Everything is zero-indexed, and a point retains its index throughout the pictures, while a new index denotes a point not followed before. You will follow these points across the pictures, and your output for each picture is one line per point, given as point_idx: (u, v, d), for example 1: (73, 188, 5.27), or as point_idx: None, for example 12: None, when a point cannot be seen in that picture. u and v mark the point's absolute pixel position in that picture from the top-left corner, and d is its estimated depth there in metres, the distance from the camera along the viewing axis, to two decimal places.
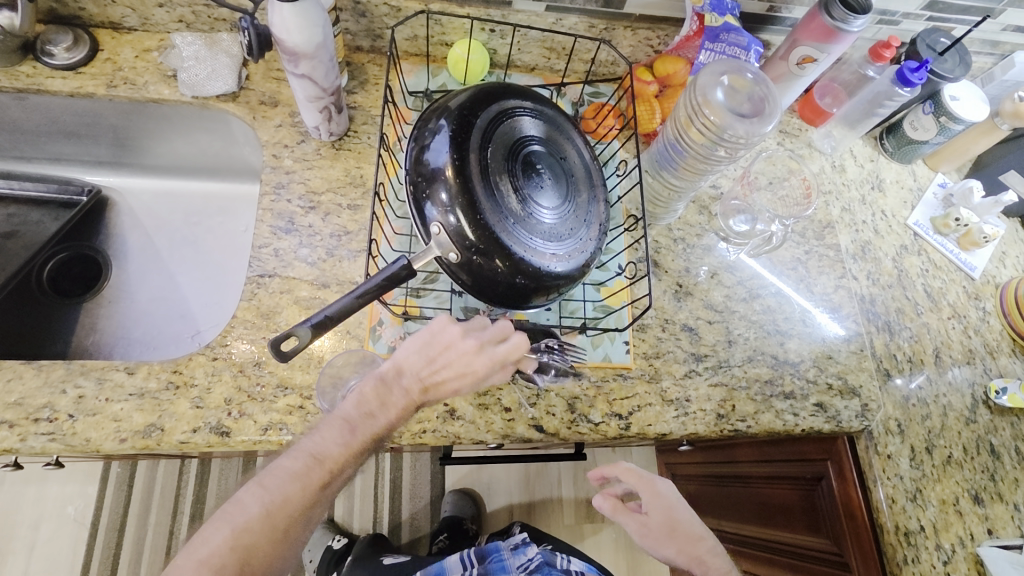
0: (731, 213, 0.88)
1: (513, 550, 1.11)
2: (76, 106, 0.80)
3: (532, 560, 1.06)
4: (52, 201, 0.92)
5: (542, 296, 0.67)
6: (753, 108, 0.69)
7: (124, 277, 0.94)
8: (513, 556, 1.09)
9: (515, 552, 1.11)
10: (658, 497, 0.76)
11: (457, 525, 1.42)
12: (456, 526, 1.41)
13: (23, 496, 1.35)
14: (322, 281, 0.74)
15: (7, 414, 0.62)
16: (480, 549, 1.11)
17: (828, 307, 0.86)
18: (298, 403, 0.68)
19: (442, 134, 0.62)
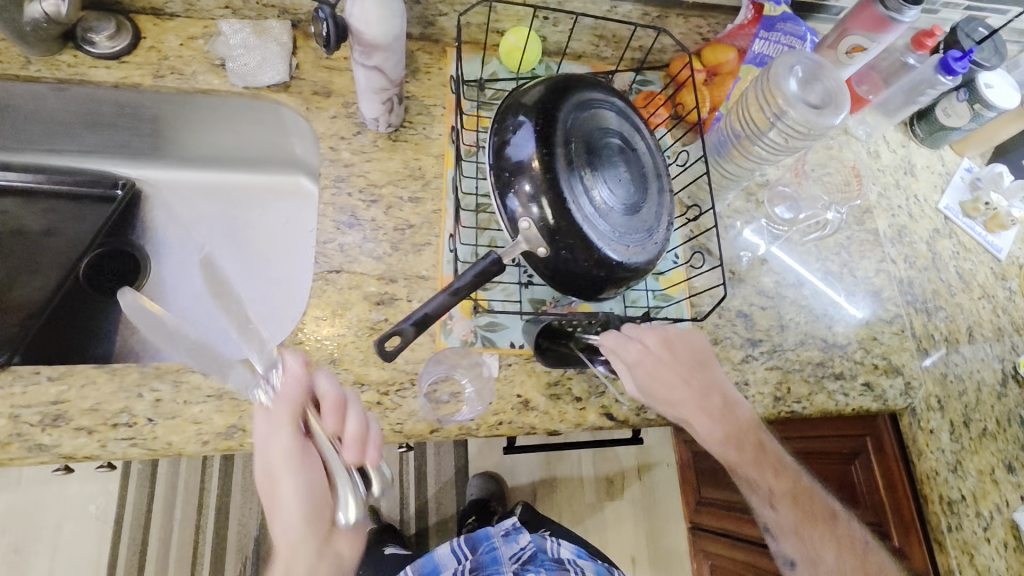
0: (778, 199, 0.90)
1: (505, 537, 1.13)
2: (117, 97, 0.77)
3: (525, 550, 1.11)
4: (86, 195, 0.89)
5: (614, 289, 0.68)
6: (822, 100, 0.70)
7: (162, 272, 0.92)
8: (506, 544, 1.11)
9: (507, 539, 1.13)
10: (729, 406, 0.69)
11: (485, 507, 1.44)
12: (484, 508, 1.44)
13: (43, 495, 1.31)
14: (390, 276, 0.73)
15: (83, 420, 0.60)
16: (472, 539, 1.12)
17: (869, 290, 0.89)
18: (377, 398, 0.68)
19: (525, 128, 0.62)
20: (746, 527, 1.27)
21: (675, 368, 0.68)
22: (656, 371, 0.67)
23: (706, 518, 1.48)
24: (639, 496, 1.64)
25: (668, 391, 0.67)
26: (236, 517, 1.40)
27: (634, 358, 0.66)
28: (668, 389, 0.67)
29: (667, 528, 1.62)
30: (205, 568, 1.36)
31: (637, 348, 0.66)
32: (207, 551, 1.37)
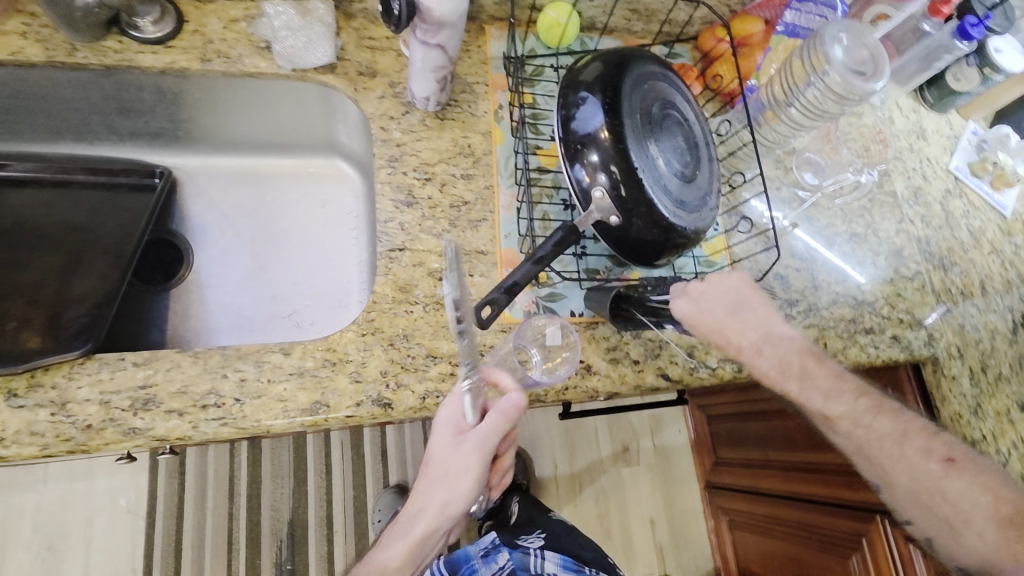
0: (804, 165, 0.94)
1: (484, 556, 1.15)
2: (161, 82, 0.76)
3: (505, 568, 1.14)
4: (121, 183, 0.85)
5: (668, 256, 0.71)
6: (872, 65, 0.73)
7: (203, 260, 0.91)
8: (485, 564, 1.13)
9: (486, 559, 1.15)
10: (810, 355, 0.73)
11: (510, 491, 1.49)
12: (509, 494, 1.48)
13: (71, 493, 1.31)
14: (451, 253, 0.75)
15: (173, 403, 0.61)
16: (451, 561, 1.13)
17: (892, 250, 0.94)
18: (450, 370, 0.70)
19: (592, 100, 0.64)
20: (764, 481, 1.34)
21: (750, 321, 0.72)
22: (707, 313, 0.69)
23: (722, 477, 1.55)
24: (654, 460, 1.70)
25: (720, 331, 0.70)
26: (267, 502, 1.42)
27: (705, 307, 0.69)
28: (725, 332, 0.70)
29: (684, 489, 1.69)
30: (241, 554, 1.38)
31: (706, 296, 0.69)
32: (242, 536, 1.39)
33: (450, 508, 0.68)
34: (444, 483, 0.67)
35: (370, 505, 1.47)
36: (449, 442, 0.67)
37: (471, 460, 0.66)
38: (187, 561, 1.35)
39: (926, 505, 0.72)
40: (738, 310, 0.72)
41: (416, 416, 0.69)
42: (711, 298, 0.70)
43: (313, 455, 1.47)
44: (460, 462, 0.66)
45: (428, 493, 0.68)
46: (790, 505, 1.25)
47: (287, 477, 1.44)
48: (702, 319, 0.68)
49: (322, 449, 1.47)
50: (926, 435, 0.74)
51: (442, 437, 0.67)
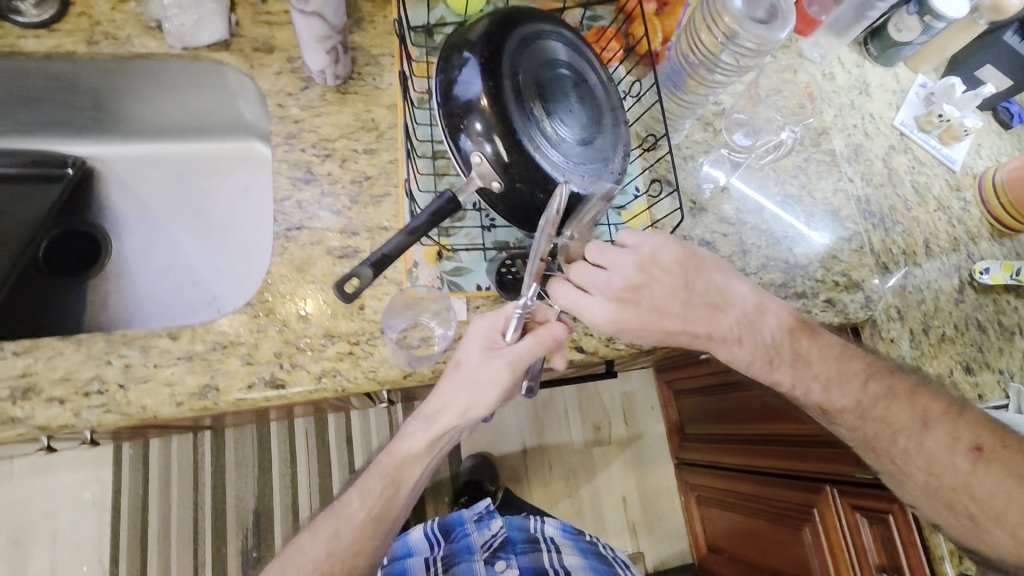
0: (734, 127, 0.90)
1: (478, 521, 1.06)
2: (51, 69, 0.75)
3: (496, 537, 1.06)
4: (30, 175, 0.87)
5: (573, 223, 0.69)
6: (768, 15, 0.71)
7: (123, 249, 0.91)
8: (479, 531, 1.05)
9: (480, 523, 1.06)
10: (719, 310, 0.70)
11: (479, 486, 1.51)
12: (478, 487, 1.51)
13: (35, 488, 1.33)
14: (351, 230, 0.73)
15: (55, 391, 0.61)
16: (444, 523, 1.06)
17: (828, 210, 0.91)
18: (348, 349, 0.69)
19: (470, 64, 0.62)
20: (726, 456, 1.32)
21: (659, 283, 0.68)
22: (635, 310, 0.67)
23: (691, 453, 1.53)
24: (626, 439, 1.68)
25: (655, 314, 0.67)
26: (232, 491, 1.42)
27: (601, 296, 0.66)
28: (664, 306, 0.68)
29: (657, 466, 1.68)
30: (207, 543, 1.39)
31: (606, 282, 0.66)
32: (208, 525, 1.40)
33: (472, 410, 0.66)
34: (472, 386, 0.65)
35: (335, 491, 1.47)
36: (481, 351, 0.66)
37: (509, 370, 0.64)
38: (153, 552, 1.36)
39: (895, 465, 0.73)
40: (648, 264, 0.67)
41: (313, 397, 0.68)
42: (612, 277, 0.66)
43: (278, 444, 1.47)
44: (493, 372, 0.64)
45: (451, 391, 0.66)
46: (750, 479, 1.23)
47: (251, 467, 1.44)
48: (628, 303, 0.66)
49: (285, 438, 1.48)
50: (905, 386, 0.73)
51: (476, 345, 0.66)
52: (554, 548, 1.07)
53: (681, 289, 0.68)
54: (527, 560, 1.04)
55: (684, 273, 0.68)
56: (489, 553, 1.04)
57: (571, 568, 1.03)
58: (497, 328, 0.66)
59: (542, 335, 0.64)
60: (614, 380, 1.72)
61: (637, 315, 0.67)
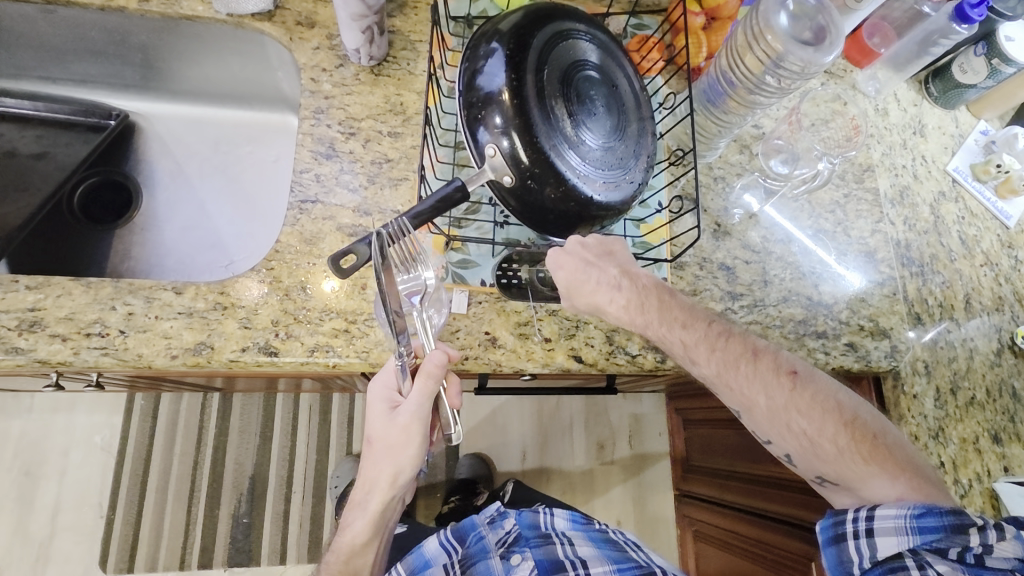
0: (772, 153, 0.86)
1: (490, 522, 0.92)
2: (105, 22, 0.78)
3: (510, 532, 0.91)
4: (79, 124, 0.92)
5: (585, 228, 0.67)
6: (814, 36, 0.69)
7: (153, 204, 0.94)
8: (492, 530, 0.91)
9: (493, 524, 0.92)
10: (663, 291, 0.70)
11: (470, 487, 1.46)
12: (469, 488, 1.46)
13: (51, 425, 1.38)
14: (364, 210, 0.73)
15: (59, 328, 0.63)
16: (455, 528, 0.91)
17: (863, 251, 0.86)
18: (344, 326, 0.69)
19: (496, 57, 0.61)
20: (729, 493, 1.27)
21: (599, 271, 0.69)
22: (632, 318, 0.69)
23: (694, 485, 1.48)
24: (629, 461, 1.64)
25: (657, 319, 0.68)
26: (232, 455, 1.45)
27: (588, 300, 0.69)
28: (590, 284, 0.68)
29: (657, 494, 1.63)
30: (201, 502, 1.42)
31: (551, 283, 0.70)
32: (205, 485, 1.43)
33: (402, 474, 0.66)
34: (389, 456, 0.65)
35: (330, 471, 1.48)
36: (385, 413, 0.65)
37: (411, 426, 0.63)
38: (150, 503, 1.40)
39: (784, 423, 0.65)
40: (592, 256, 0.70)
41: (304, 369, 0.68)
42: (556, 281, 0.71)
43: (282, 415, 1.49)
44: (399, 433, 0.64)
45: (374, 465, 0.66)
46: (750, 521, 1.17)
47: (254, 434, 1.47)
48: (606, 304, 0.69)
49: (289, 410, 1.50)
50: (781, 367, 0.67)
51: (378, 414, 0.65)
52: (567, 540, 0.89)
53: (616, 275, 0.69)
54: (541, 552, 0.86)
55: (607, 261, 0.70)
56: (504, 549, 0.88)
57: (586, 558, 0.86)
58: (393, 388, 0.66)
59: (422, 368, 0.60)
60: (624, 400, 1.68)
61: (632, 322, 0.69)
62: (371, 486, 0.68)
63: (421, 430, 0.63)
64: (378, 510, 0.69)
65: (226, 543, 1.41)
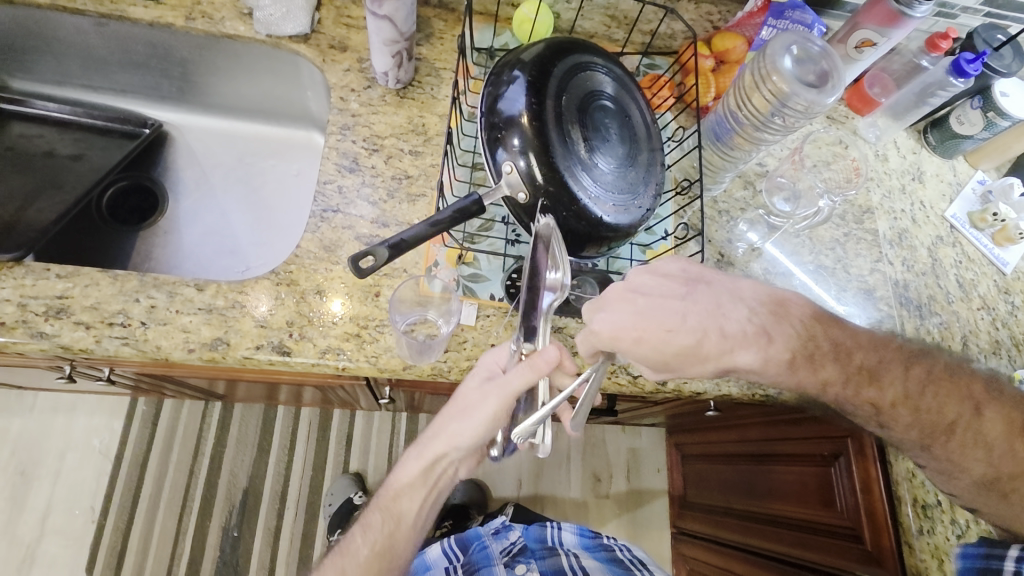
0: (776, 190, 0.90)
1: (494, 534, 0.98)
2: (151, 36, 0.84)
3: (515, 543, 0.96)
4: (114, 130, 0.97)
5: (594, 247, 0.69)
6: (818, 80, 0.73)
7: (178, 209, 0.98)
8: (496, 540, 0.96)
9: (497, 535, 0.97)
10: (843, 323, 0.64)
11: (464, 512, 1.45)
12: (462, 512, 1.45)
13: (51, 425, 1.39)
14: (382, 221, 0.76)
15: (83, 316, 0.65)
16: (460, 537, 0.97)
17: (863, 288, 0.88)
18: (355, 331, 0.71)
19: (518, 83, 0.65)
20: (725, 530, 1.25)
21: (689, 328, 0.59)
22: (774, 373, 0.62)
23: (689, 523, 1.47)
24: (625, 495, 1.62)
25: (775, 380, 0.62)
26: (227, 466, 1.45)
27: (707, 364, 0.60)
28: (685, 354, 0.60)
29: (653, 532, 1.60)
30: (193, 513, 1.41)
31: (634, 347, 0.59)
32: (198, 495, 1.42)
33: (459, 441, 0.68)
34: (464, 414, 0.67)
35: (325, 488, 1.47)
36: (480, 380, 0.67)
37: (490, 399, 0.64)
38: (141, 511, 1.39)
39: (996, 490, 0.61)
40: (688, 295, 0.61)
41: (313, 370, 0.70)
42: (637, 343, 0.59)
43: (281, 428, 1.49)
44: (479, 398, 0.66)
45: (448, 420, 0.69)
46: (745, 559, 1.16)
47: (251, 446, 1.47)
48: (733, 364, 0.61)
49: (288, 424, 1.50)
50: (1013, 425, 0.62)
51: (478, 377, 0.68)
52: (573, 554, 0.97)
53: (754, 333, 0.60)
54: (547, 563, 0.95)
55: (732, 311, 0.61)
56: (509, 558, 0.93)
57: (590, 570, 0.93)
58: (501, 364, 0.68)
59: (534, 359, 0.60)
60: (623, 433, 1.68)
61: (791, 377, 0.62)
62: (430, 443, 0.70)
63: (499, 408, 0.64)
64: (429, 467, 0.71)
65: (214, 556, 1.39)
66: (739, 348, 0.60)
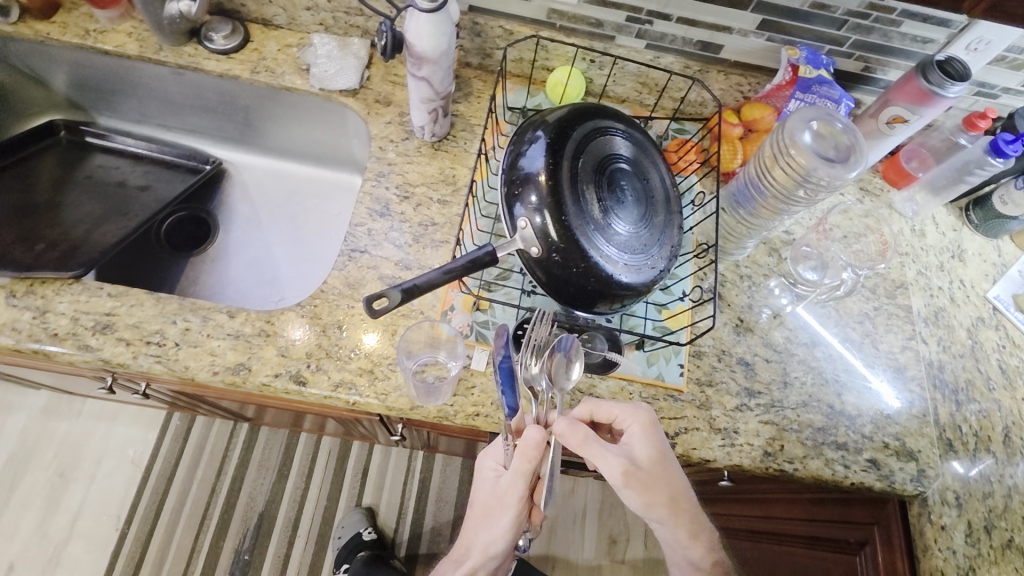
0: (801, 259, 0.89)
1: None
2: (219, 85, 0.93)
3: None
4: (180, 165, 1.07)
5: (604, 304, 0.70)
6: (839, 154, 0.74)
7: (227, 240, 1.06)
8: None
9: None
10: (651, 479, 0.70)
11: None
12: None
13: (93, 431, 1.47)
14: (405, 264, 0.80)
15: (125, 333, 0.71)
16: None
17: (892, 366, 0.85)
18: (368, 366, 0.74)
19: (538, 143, 0.69)
20: None
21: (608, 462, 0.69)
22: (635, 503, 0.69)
23: None
24: (642, 562, 1.55)
25: (654, 486, 0.69)
26: (247, 488, 1.48)
27: (613, 464, 0.68)
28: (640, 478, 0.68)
29: None
30: (209, 532, 1.44)
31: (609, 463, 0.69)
32: (216, 515, 1.45)
33: (492, 543, 0.74)
34: (488, 516, 0.74)
35: (338, 520, 1.48)
36: (493, 479, 0.76)
37: (508, 495, 0.71)
38: (161, 525, 1.43)
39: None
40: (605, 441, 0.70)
41: (325, 403, 0.73)
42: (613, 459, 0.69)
43: (303, 455, 1.53)
44: (499, 498, 0.73)
45: (475, 527, 0.76)
46: None
47: (272, 470, 1.50)
48: (642, 459, 0.69)
49: (309, 453, 1.53)
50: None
51: (487, 480, 0.77)
52: None
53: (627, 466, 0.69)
54: None
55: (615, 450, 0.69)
56: None
57: None
58: (499, 461, 0.76)
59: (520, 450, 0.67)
60: None
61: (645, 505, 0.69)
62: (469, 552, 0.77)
63: (517, 504, 0.70)
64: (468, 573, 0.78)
65: None
66: (638, 444, 0.69)
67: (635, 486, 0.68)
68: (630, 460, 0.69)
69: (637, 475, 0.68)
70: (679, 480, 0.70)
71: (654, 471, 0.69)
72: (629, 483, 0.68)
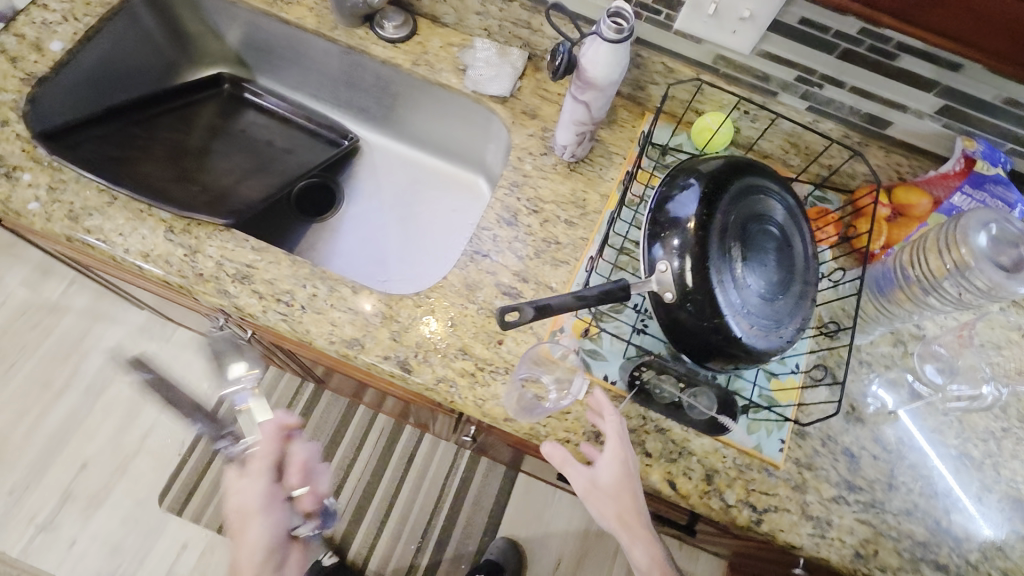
0: (930, 358, 0.83)
1: None
2: (379, 70, 0.98)
3: None
4: (322, 135, 1.13)
5: (721, 361, 0.68)
6: (1010, 265, 0.69)
7: (348, 212, 1.11)
8: None
9: None
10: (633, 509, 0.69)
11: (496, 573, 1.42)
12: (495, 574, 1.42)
13: (179, 357, 1.58)
14: (523, 276, 0.81)
15: (260, 286, 0.76)
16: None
17: (1012, 496, 0.78)
18: (472, 369, 0.75)
19: (692, 189, 0.68)
20: None
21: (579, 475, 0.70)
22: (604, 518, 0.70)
23: None
24: None
25: (617, 498, 0.68)
26: None
27: (574, 479, 0.69)
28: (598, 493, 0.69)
29: None
30: None
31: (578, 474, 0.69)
32: None
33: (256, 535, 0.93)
34: (243, 517, 0.93)
35: (377, 498, 1.51)
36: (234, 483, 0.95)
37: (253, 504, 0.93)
38: (218, 461, 1.51)
39: None
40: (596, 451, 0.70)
41: (425, 394, 0.75)
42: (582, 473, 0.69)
43: (357, 427, 1.57)
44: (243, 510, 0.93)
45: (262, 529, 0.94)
46: None
47: (325, 434, 1.56)
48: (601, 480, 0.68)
49: (364, 427, 1.57)
50: None
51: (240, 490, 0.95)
52: None
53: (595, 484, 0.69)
54: None
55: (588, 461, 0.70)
56: None
57: None
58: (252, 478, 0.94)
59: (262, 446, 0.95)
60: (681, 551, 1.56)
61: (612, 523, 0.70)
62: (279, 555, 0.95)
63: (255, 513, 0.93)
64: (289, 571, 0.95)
65: None
66: (606, 466, 0.69)
67: (592, 501, 0.69)
68: (593, 479, 0.69)
69: (595, 493, 0.68)
70: (636, 506, 0.69)
71: (620, 494, 0.68)
72: (588, 498, 0.69)
